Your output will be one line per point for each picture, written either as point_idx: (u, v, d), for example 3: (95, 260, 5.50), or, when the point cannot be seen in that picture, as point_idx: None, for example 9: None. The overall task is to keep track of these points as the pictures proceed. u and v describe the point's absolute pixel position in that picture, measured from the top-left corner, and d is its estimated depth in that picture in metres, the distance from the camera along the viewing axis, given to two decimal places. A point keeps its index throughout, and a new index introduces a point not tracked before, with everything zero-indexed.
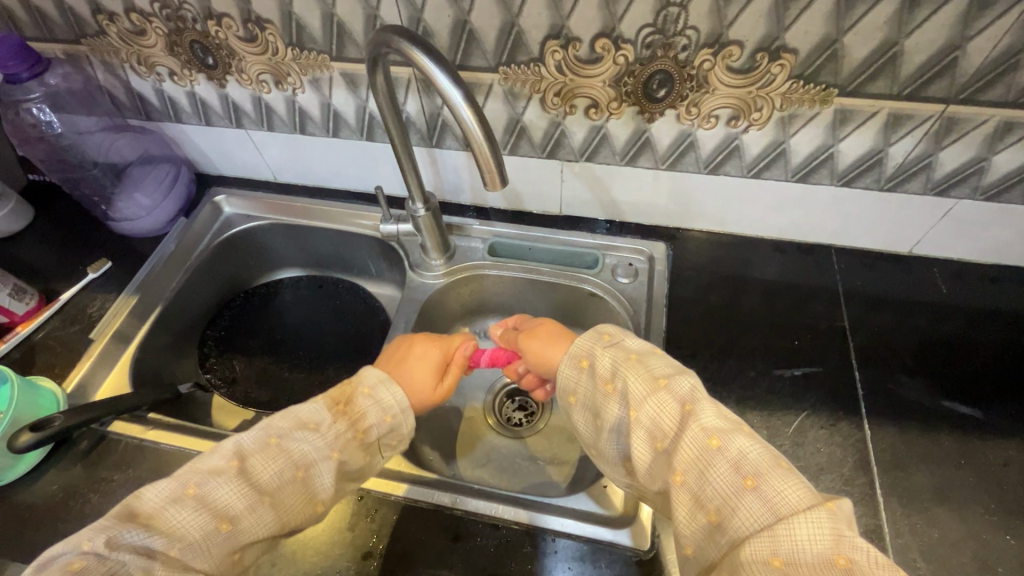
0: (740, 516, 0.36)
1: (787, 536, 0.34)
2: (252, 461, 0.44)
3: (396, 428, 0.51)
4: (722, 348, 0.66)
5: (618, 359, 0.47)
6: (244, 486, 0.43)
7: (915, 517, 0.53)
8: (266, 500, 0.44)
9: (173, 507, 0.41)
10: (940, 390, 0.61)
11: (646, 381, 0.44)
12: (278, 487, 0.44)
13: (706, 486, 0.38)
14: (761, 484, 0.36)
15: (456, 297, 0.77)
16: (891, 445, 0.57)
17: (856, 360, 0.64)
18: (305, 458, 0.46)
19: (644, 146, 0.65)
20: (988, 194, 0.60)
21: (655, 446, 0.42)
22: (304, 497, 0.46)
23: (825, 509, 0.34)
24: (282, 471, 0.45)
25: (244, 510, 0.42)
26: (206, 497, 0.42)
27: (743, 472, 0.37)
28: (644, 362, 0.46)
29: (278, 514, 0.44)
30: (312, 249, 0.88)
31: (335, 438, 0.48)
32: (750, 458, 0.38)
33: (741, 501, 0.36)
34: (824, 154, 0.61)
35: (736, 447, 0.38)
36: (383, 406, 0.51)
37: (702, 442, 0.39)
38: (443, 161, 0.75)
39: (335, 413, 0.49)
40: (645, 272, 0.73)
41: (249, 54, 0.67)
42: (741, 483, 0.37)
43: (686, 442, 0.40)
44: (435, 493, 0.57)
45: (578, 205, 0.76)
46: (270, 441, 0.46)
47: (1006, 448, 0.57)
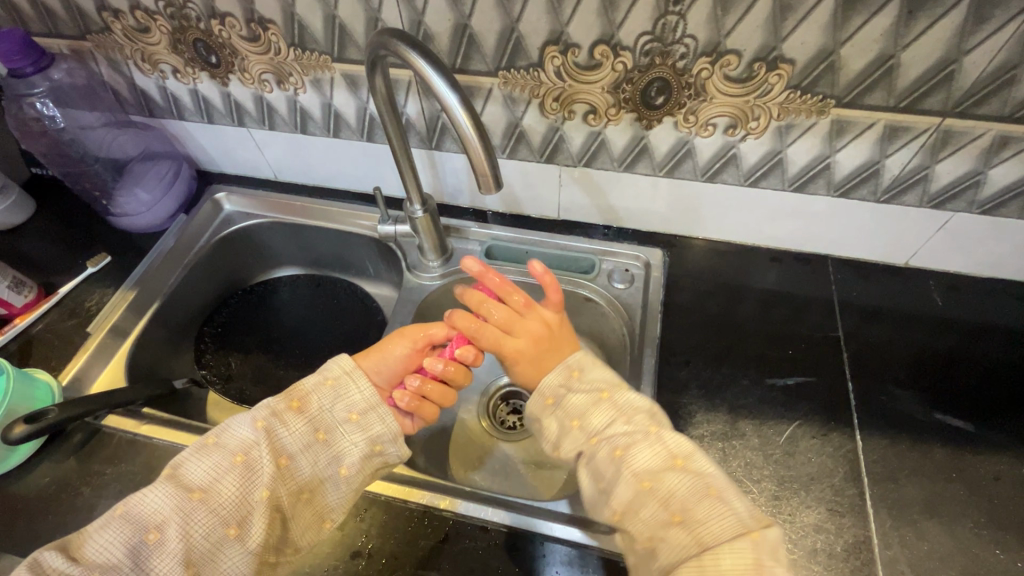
0: (670, 549, 0.42)
1: (713, 566, 0.40)
2: (185, 465, 0.47)
3: (340, 389, 0.52)
4: (717, 356, 0.66)
5: (559, 423, 0.50)
6: (172, 489, 0.45)
7: (905, 530, 0.53)
8: (196, 497, 0.45)
9: (103, 529, 0.44)
10: (933, 402, 0.61)
11: (586, 436, 0.49)
12: (211, 483, 0.46)
13: (642, 523, 0.44)
14: (687, 518, 0.42)
15: (452, 299, 0.77)
16: (883, 457, 0.57)
17: (849, 371, 0.64)
18: (237, 446, 0.48)
19: (642, 153, 0.66)
20: (984, 208, 0.60)
21: (596, 485, 0.47)
22: (242, 485, 0.46)
23: (747, 539, 0.40)
24: (217, 465, 0.47)
25: (172, 512, 0.44)
26: (133, 511, 0.45)
27: (673, 509, 0.43)
28: (584, 420, 0.49)
29: (215, 510, 0.45)
30: (311, 248, 0.88)
31: (260, 416, 0.49)
32: (680, 495, 0.44)
33: (669, 533, 0.42)
34: (821, 164, 0.61)
35: (667, 487, 0.44)
36: (322, 369, 0.53)
37: (636, 485, 0.45)
38: (442, 163, 0.75)
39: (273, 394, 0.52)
40: (642, 278, 0.73)
41: (252, 53, 0.67)
42: (669, 518, 0.43)
43: (622, 487, 0.45)
44: (425, 494, 0.57)
45: (576, 211, 0.77)
46: (205, 442, 0.48)
47: (998, 463, 0.56)
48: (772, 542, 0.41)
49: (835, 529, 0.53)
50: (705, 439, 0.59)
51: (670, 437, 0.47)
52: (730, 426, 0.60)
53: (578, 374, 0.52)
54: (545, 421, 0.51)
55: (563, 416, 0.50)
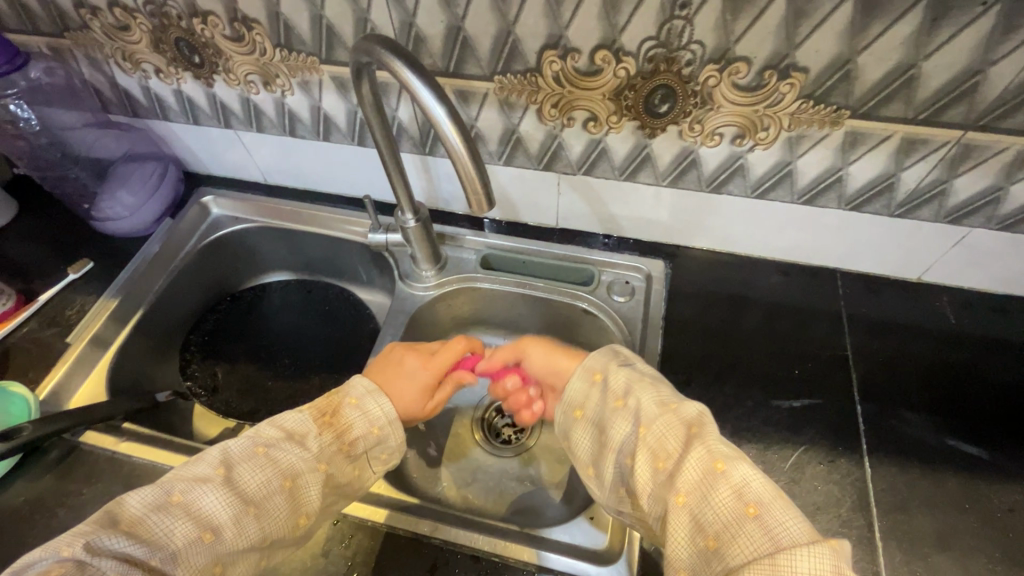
0: (741, 545, 0.36)
1: (789, 569, 0.33)
2: (239, 470, 0.44)
3: (382, 440, 0.51)
4: (720, 375, 0.63)
5: (631, 377, 0.48)
6: (228, 494, 0.43)
7: (916, 565, 0.50)
8: (251, 510, 0.43)
9: (156, 514, 0.41)
10: (945, 427, 0.59)
11: (656, 402, 0.45)
12: (265, 497, 0.44)
13: (707, 511, 0.38)
14: (763, 512, 0.36)
15: (446, 309, 0.75)
16: (892, 486, 0.55)
17: (857, 392, 0.61)
18: (291, 468, 0.45)
19: (644, 162, 0.63)
20: (1003, 224, 0.57)
21: (655, 465, 0.42)
22: (289, 509, 0.45)
23: (827, 545, 0.34)
24: (270, 480, 0.44)
25: (228, 519, 0.42)
26: (191, 504, 0.42)
27: (747, 500, 0.37)
28: (657, 386, 0.47)
29: (263, 526, 0.43)
30: (301, 253, 0.85)
31: (320, 451, 0.47)
32: (754, 486, 0.38)
33: (741, 528, 0.36)
34: (832, 177, 0.58)
35: (740, 474, 0.38)
36: (370, 418, 0.51)
37: (707, 465, 0.39)
38: (436, 168, 0.72)
39: (320, 425, 0.49)
40: (642, 291, 0.70)
41: (237, 53, 0.64)
42: (743, 511, 0.37)
43: (690, 464, 0.40)
44: (414, 520, 0.55)
45: (575, 219, 0.74)
46: (257, 451, 0.45)
47: (1012, 493, 0.54)
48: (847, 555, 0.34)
49: None
50: None
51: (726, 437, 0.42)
52: None
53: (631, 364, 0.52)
54: (619, 373, 0.48)
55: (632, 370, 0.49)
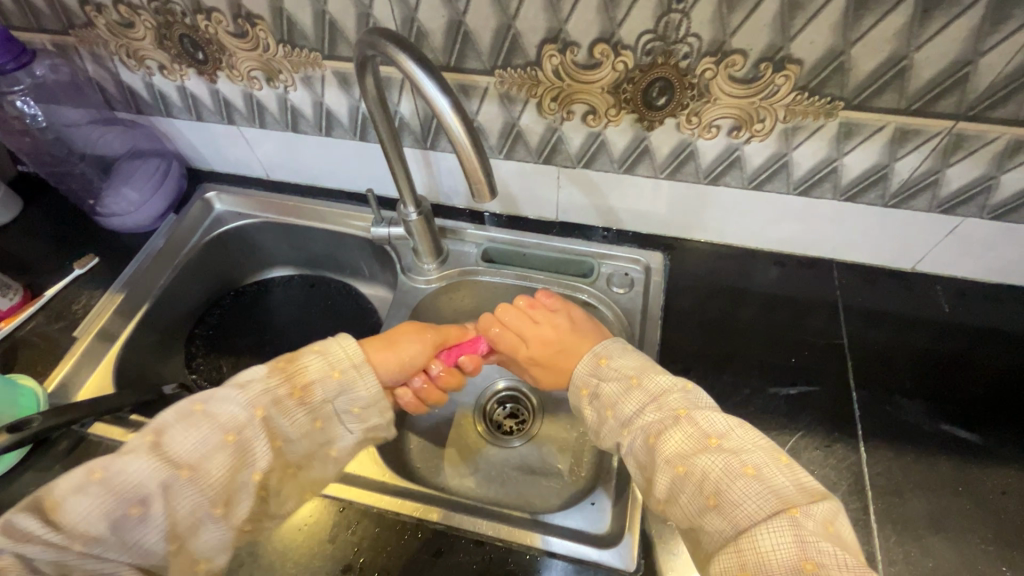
0: (714, 534, 0.40)
1: (753, 548, 0.37)
2: (170, 435, 0.44)
3: (347, 385, 0.51)
4: (718, 363, 0.64)
5: (597, 411, 0.51)
6: (160, 461, 0.43)
7: (910, 546, 0.51)
8: (186, 472, 0.43)
9: (74, 496, 0.40)
10: (939, 413, 0.60)
11: (620, 425, 0.49)
12: (202, 458, 0.44)
13: (679, 510, 0.43)
14: (722, 501, 0.40)
15: (448, 302, 0.76)
16: (887, 470, 0.56)
17: (853, 379, 0.62)
18: (233, 422, 0.46)
19: (642, 155, 0.64)
20: (995, 213, 0.59)
21: (643, 475, 0.47)
22: (233, 466, 0.45)
23: (786, 518, 0.37)
24: (209, 439, 0.45)
25: (161, 487, 0.42)
26: (113, 479, 0.41)
27: (707, 492, 0.41)
28: (642, 384, 0.49)
29: (204, 490, 0.44)
30: (304, 248, 0.86)
31: (261, 396, 0.47)
32: (712, 477, 0.41)
33: (706, 518, 0.41)
34: (827, 168, 0.59)
35: (700, 469, 0.42)
36: (330, 359, 0.51)
37: (671, 471, 0.43)
38: (437, 163, 0.73)
39: (272, 368, 0.49)
40: (641, 282, 0.71)
41: (241, 49, 0.65)
42: (705, 503, 0.41)
43: (658, 476, 0.44)
44: (419, 506, 0.56)
45: (574, 212, 0.75)
46: (194, 410, 0.45)
47: (1005, 476, 0.55)
48: (821, 518, 0.38)
49: None
50: None
51: (702, 417, 0.44)
52: None
53: (606, 361, 0.52)
54: (586, 411, 0.52)
55: (597, 404, 0.51)
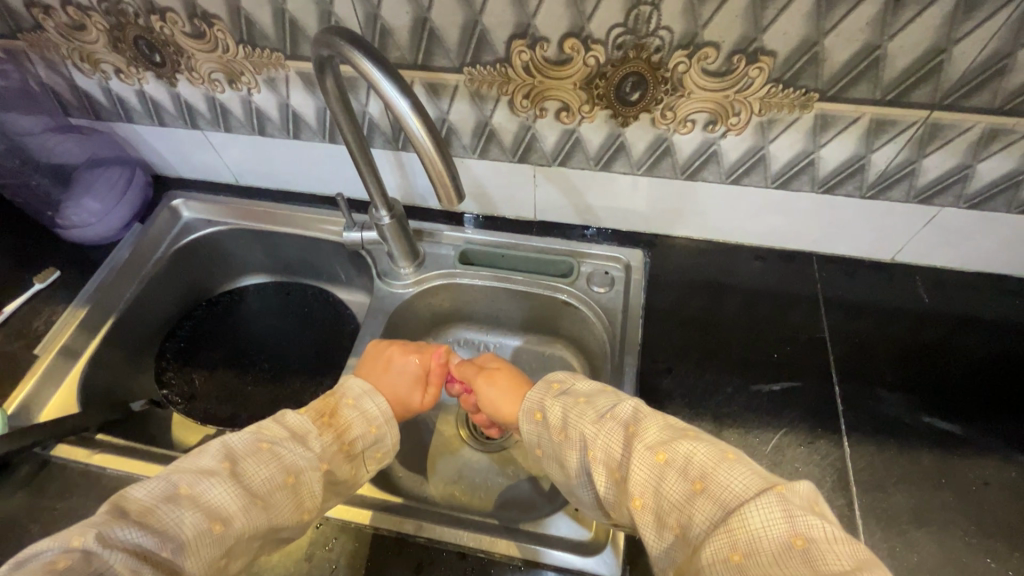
0: (699, 523, 0.37)
1: (742, 527, 0.34)
2: (244, 464, 0.44)
3: (380, 440, 0.52)
4: (701, 361, 0.63)
5: (566, 407, 0.47)
6: (235, 487, 0.42)
7: (895, 541, 0.51)
8: (258, 501, 0.43)
9: (165, 505, 0.40)
10: (921, 404, 0.59)
11: (591, 419, 0.45)
12: (270, 492, 0.44)
13: (662, 502, 0.38)
14: (709, 485, 0.37)
15: (427, 306, 0.74)
16: (870, 464, 0.55)
17: (835, 373, 0.62)
18: (296, 464, 0.46)
19: (618, 152, 0.62)
20: (972, 202, 0.58)
21: (613, 476, 0.42)
22: (294, 504, 0.45)
23: (773, 492, 0.35)
24: (274, 476, 0.44)
25: (237, 510, 0.42)
26: (198, 496, 0.41)
27: (691, 476, 0.38)
28: (591, 403, 0.47)
29: (264, 521, 0.43)
30: (278, 255, 0.84)
31: (323, 450, 0.48)
32: (696, 460, 0.39)
33: (694, 506, 0.37)
34: (804, 160, 0.58)
35: (681, 454, 0.39)
36: (369, 417, 0.52)
37: (649, 459, 0.40)
38: (411, 164, 0.71)
39: (320, 425, 0.49)
40: (622, 281, 0.70)
41: (199, 51, 0.62)
42: (691, 489, 0.38)
43: (635, 464, 0.40)
44: (398, 519, 0.54)
45: (553, 211, 0.73)
46: (262, 446, 0.46)
47: (986, 467, 0.55)
48: (805, 497, 0.35)
49: None
50: None
51: (675, 418, 0.44)
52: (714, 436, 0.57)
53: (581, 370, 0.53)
54: (552, 403, 0.49)
55: (569, 395, 0.48)
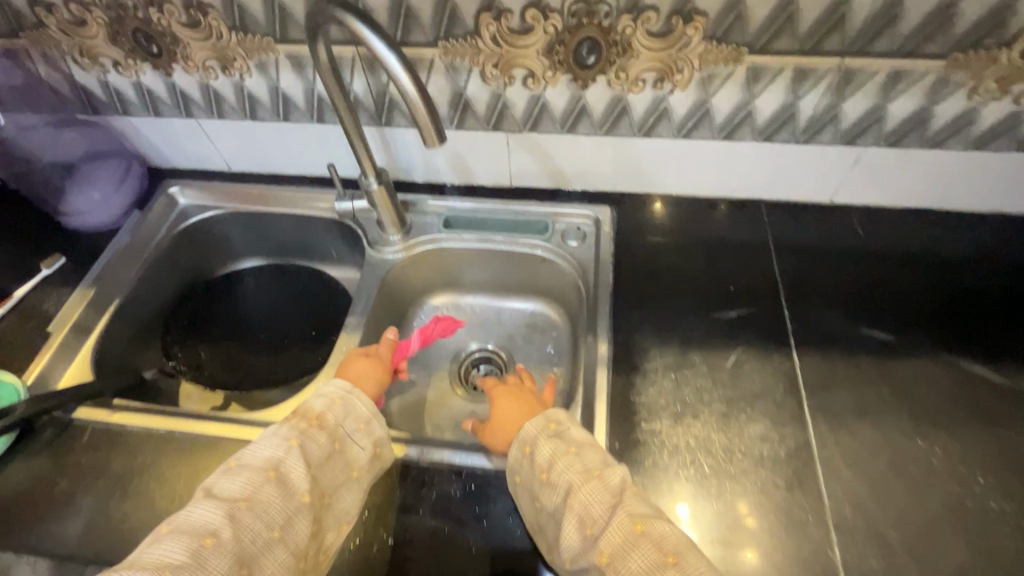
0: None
1: None
2: (218, 486, 0.49)
3: (350, 407, 0.56)
4: (666, 298, 0.71)
5: (556, 451, 0.52)
6: (212, 505, 0.47)
7: (839, 431, 0.59)
8: (243, 505, 0.48)
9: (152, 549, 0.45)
10: (859, 320, 0.67)
11: (579, 472, 0.50)
12: (252, 492, 0.49)
13: (631, 567, 0.44)
14: (680, 560, 0.43)
15: (416, 270, 0.81)
16: (816, 371, 0.63)
17: (784, 299, 0.70)
18: (268, 461, 0.51)
19: (581, 114, 0.70)
20: (890, 140, 0.67)
21: (584, 532, 0.47)
22: (281, 496, 0.49)
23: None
24: (250, 480, 0.49)
25: (223, 521, 0.46)
26: (180, 526, 0.46)
27: (667, 551, 0.44)
28: (581, 455, 0.51)
29: (262, 515, 0.48)
30: (272, 237, 0.89)
31: (289, 430, 0.53)
32: (669, 538, 0.45)
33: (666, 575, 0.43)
34: (743, 111, 0.66)
35: (657, 531, 0.45)
36: (334, 396, 0.57)
37: (629, 528, 0.45)
38: (394, 139, 0.78)
39: (285, 416, 0.55)
40: (592, 235, 0.78)
41: (194, 39, 0.68)
42: (664, 561, 0.43)
43: (615, 527, 0.46)
44: (401, 447, 0.60)
45: (527, 176, 0.80)
46: (230, 465, 0.51)
47: (916, 366, 0.63)
48: None
49: (779, 437, 0.58)
50: (659, 371, 0.64)
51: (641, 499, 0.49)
52: (680, 357, 0.65)
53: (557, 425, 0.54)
54: (554, 439, 0.53)
55: (561, 442, 0.52)
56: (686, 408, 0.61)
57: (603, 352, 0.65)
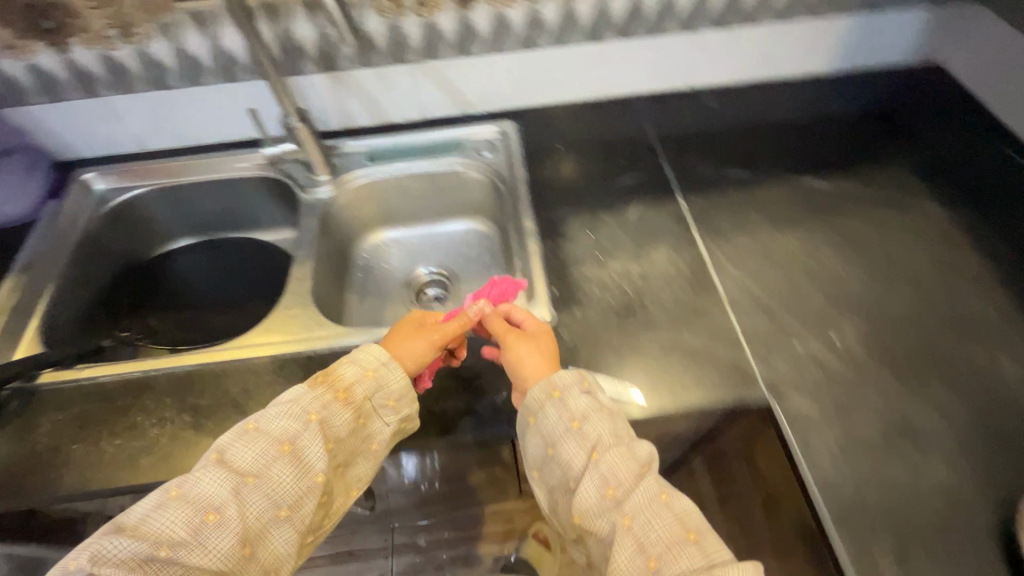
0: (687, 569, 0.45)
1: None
2: (232, 452, 0.50)
3: (381, 383, 0.56)
4: (573, 179, 0.84)
5: (590, 404, 0.53)
6: (224, 472, 0.49)
7: (721, 243, 0.74)
8: (250, 480, 0.49)
9: (158, 512, 0.47)
10: (724, 166, 0.84)
11: (610, 430, 0.52)
12: (263, 467, 0.50)
13: (650, 531, 0.47)
14: (698, 538, 0.47)
15: (351, 207, 0.88)
16: (698, 206, 0.79)
17: (665, 163, 0.85)
18: (286, 435, 0.51)
19: (470, 35, 0.82)
20: (713, 21, 0.86)
21: (605, 491, 0.49)
22: (292, 471, 0.50)
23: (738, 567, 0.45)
24: (264, 452, 0.51)
25: (227, 497, 0.48)
26: (188, 493, 0.48)
27: (688, 528, 0.47)
28: (611, 417, 0.53)
29: (270, 493, 0.49)
30: (200, 211, 0.91)
31: (312, 402, 0.54)
32: (691, 515, 0.48)
33: (682, 549, 0.46)
34: (598, 13, 0.82)
35: (681, 510, 0.49)
36: (367, 362, 0.57)
37: (655, 494, 0.49)
38: (306, 87, 0.84)
39: (313, 383, 0.55)
40: (503, 145, 0.88)
41: (90, 9, 0.72)
42: (685, 535, 0.47)
43: (641, 489, 0.49)
44: (373, 335, 0.67)
45: (435, 106, 0.90)
46: (247, 429, 0.52)
47: (768, 188, 0.80)
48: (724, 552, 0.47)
49: (679, 256, 0.73)
50: (578, 231, 0.76)
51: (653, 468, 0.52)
52: (592, 218, 0.78)
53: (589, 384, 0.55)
54: (588, 399, 0.54)
55: (591, 399, 0.54)
56: (604, 252, 0.74)
57: (530, 225, 0.77)
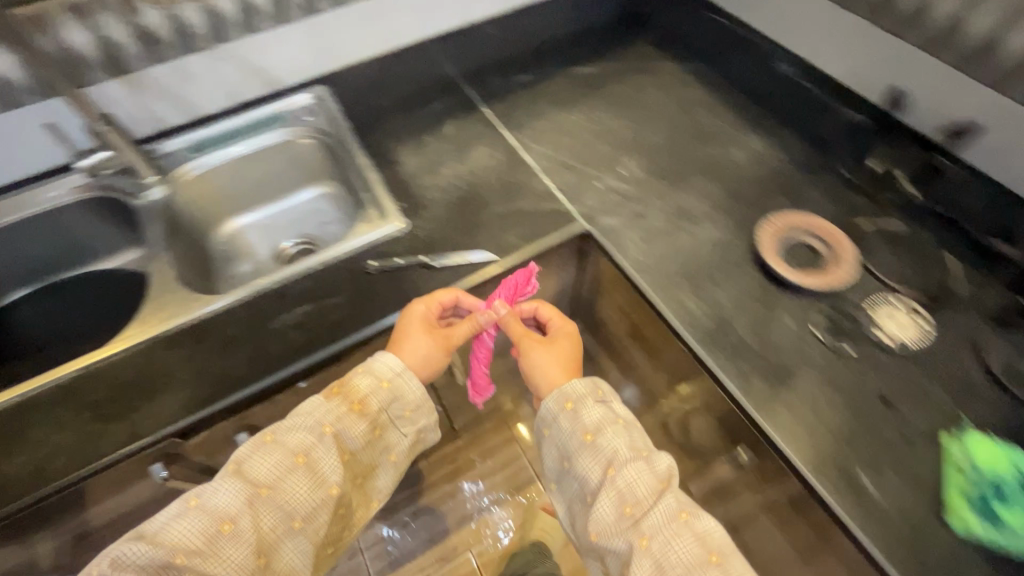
0: None
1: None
2: (248, 462, 0.55)
3: (396, 392, 0.62)
4: (393, 119, 0.95)
5: (605, 418, 0.59)
6: (242, 484, 0.54)
7: (526, 132, 0.90)
8: (264, 490, 0.54)
9: (177, 518, 0.52)
10: (512, 76, 1.01)
11: (627, 445, 0.58)
12: (279, 477, 0.55)
13: (668, 550, 0.52)
14: (721, 560, 0.52)
15: (191, 201, 0.90)
16: (501, 110, 0.94)
17: (465, 85, 1.00)
18: (302, 448, 0.56)
19: (254, 11, 0.83)
20: None
21: (623, 508, 0.55)
22: (308, 481, 0.56)
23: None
24: (281, 462, 0.56)
25: (240, 508, 0.53)
26: (205, 503, 0.53)
27: (712, 551, 0.53)
28: (627, 427, 0.60)
29: (284, 507, 0.55)
30: (25, 255, 0.85)
31: (328, 414, 0.58)
32: (714, 537, 0.54)
33: (705, 570, 0.51)
34: None
35: (700, 524, 0.54)
36: (381, 372, 0.61)
37: (676, 513, 0.54)
38: (103, 96, 0.84)
39: (330, 395, 0.60)
40: (320, 107, 0.95)
41: None
42: (707, 558, 0.52)
43: (662, 508, 0.54)
44: (247, 286, 0.72)
45: (242, 88, 0.95)
46: (265, 440, 0.57)
47: (552, 83, 0.98)
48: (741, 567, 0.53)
49: (497, 150, 0.87)
50: (409, 154, 0.88)
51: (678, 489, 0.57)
52: (419, 142, 0.90)
53: (603, 391, 0.62)
54: (599, 408, 0.60)
55: (608, 423, 0.59)
56: (436, 163, 0.86)
57: (362, 160, 0.87)
